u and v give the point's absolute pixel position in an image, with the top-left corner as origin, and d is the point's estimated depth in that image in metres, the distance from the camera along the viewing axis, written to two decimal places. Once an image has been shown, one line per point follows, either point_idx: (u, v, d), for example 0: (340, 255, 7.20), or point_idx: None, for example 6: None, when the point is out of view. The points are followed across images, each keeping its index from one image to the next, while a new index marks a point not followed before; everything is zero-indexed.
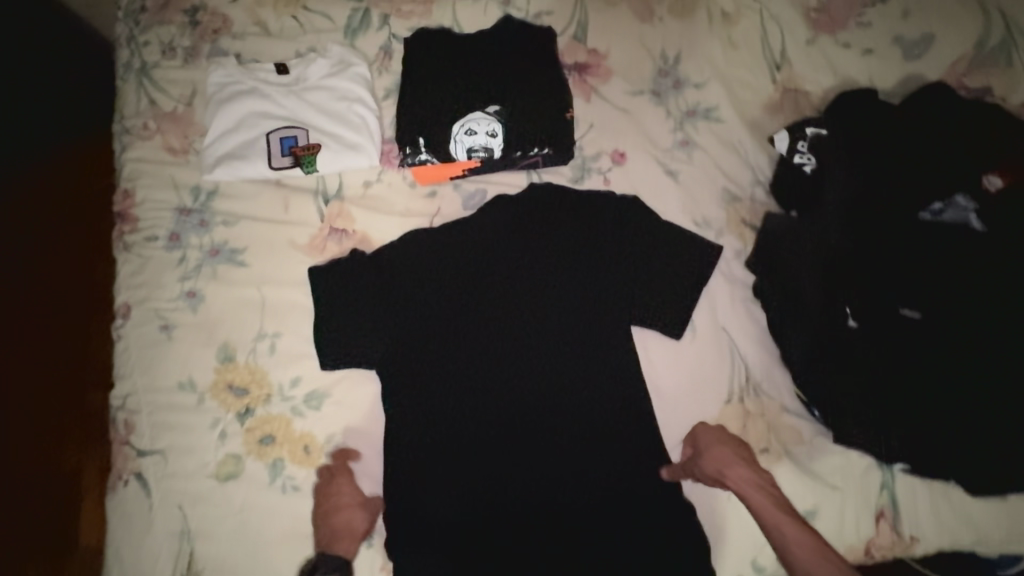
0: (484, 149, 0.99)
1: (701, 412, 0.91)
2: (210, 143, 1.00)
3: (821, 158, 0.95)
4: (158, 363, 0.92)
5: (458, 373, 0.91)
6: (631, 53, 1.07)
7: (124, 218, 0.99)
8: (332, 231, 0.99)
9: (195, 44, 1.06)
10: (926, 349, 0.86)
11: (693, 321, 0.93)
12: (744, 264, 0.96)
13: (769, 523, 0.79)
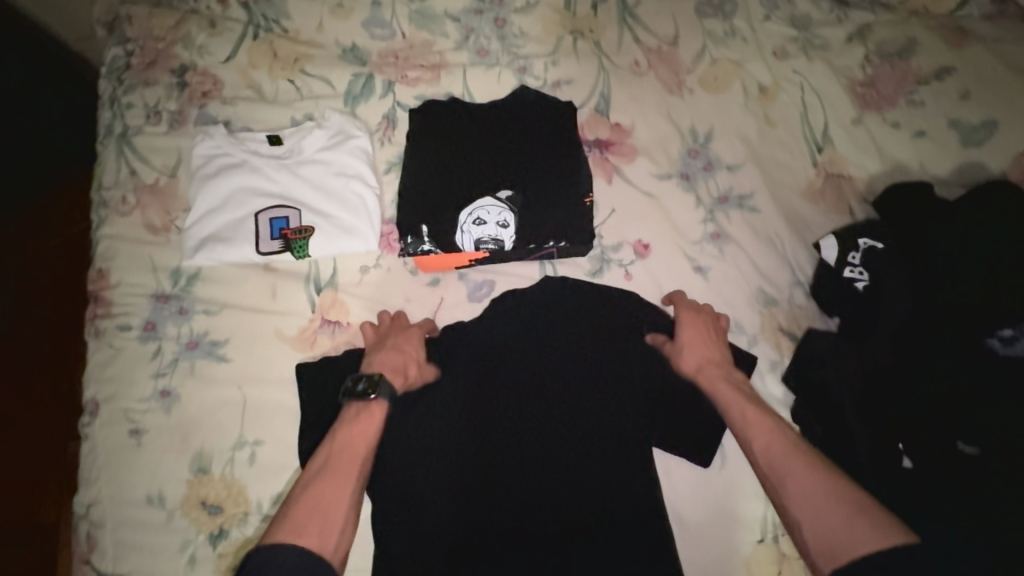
0: (494, 240, 0.89)
1: (730, 552, 0.80)
2: (193, 221, 0.91)
3: (875, 274, 0.84)
4: (126, 471, 0.83)
5: (434, 506, 0.75)
6: (658, 129, 0.98)
7: (95, 301, 0.90)
8: (324, 324, 0.90)
9: (182, 109, 0.97)
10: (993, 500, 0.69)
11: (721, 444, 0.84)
12: (781, 381, 0.86)
13: (772, 472, 0.68)
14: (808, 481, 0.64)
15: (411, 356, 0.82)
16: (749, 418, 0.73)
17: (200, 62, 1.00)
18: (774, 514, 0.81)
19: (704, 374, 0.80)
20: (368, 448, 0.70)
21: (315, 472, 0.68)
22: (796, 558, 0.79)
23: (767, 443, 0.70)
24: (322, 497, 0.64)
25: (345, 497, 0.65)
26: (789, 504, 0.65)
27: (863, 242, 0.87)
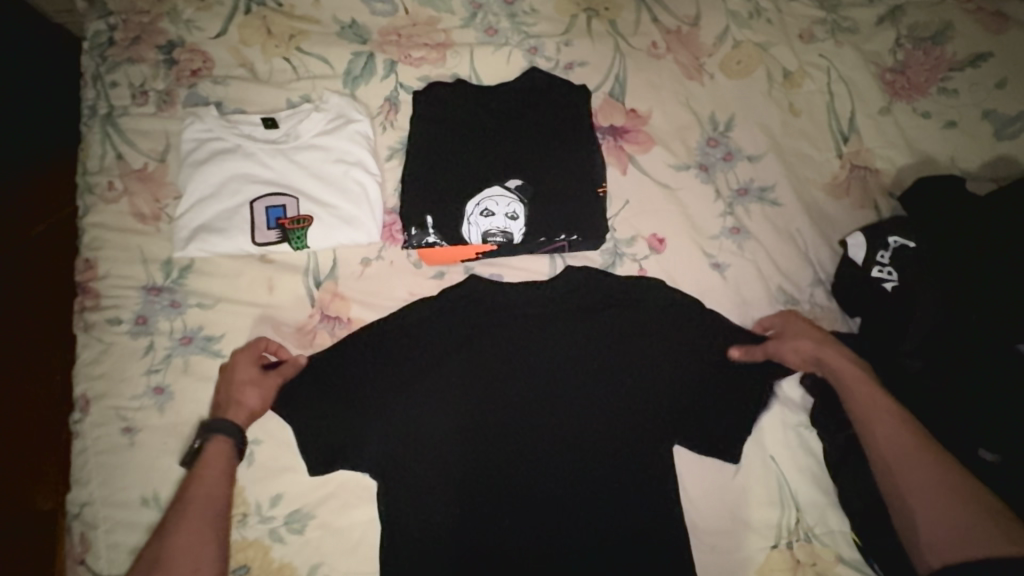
0: (502, 232, 0.85)
1: (744, 557, 0.78)
2: (185, 209, 0.86)
3: (905, 276, 0.80)
4: (120, 471, 0.80)
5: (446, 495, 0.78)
6: (677, 117, 0.93)
7: (83, 293, 0.86)
8: (323, 319, 0.86)
9: (170, 88, 0.91)
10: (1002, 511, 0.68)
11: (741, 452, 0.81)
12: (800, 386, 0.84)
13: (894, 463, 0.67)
14: (935, 478, 0.64)
15: (247, 380, 0.79)
16: (873, 406, 0.71)
17: (188, 38, 0.93)
18: (789, 521, 0.79)
19: (821, 354, 0.77)
20: (217, 486, 0.72)
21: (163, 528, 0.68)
22: (810, 564, 0.77)
23: (894, 436, 0.68)
24: (166, 549, 0.65)
25: (200, 541, 0.67)
26: (912, 502, 0.64)
27: (893, 240, 0.82)
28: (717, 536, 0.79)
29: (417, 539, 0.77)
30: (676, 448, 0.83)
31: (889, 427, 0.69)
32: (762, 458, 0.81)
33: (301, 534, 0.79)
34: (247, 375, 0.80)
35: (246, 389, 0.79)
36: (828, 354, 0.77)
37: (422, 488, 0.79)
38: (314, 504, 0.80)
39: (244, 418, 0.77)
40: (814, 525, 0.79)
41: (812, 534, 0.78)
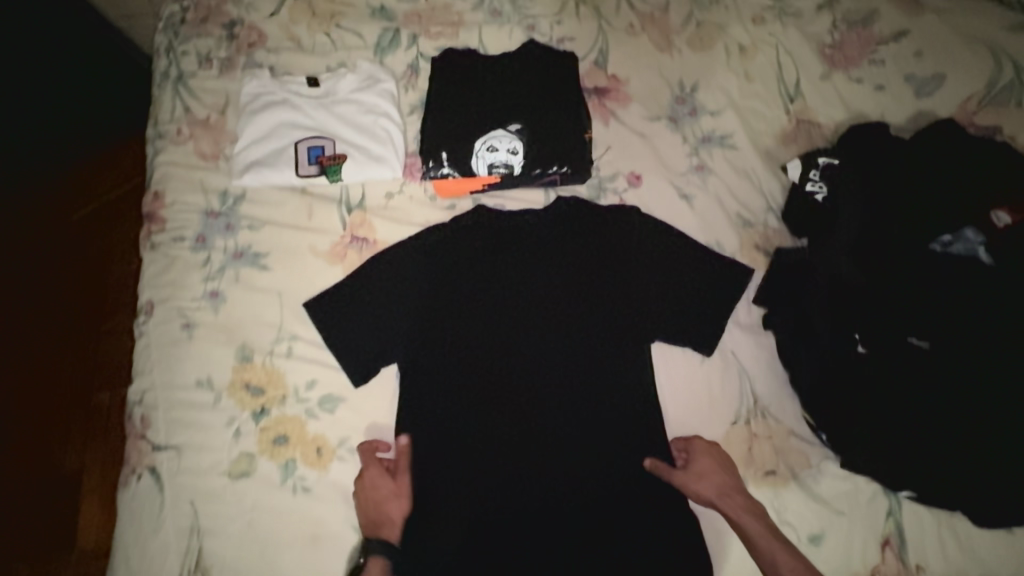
0: (504, 165, 1.02)
1: (708, 433, 0.91)
2: (241, 149, 1.04)
3: (832, 188, 0.97)
4: (178, 360, 0.94)
5: (458, 379, 0.94)
6: (649, 81, 1.11)
7: (152, 219, 1.02)
8: (353, 240, 1.02)
9: (231, 56, 1.11)
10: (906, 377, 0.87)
11: (711, 346, 0.94)
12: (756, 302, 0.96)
13: None
14: None
15: (386, 494, 0.87)
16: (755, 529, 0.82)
17: (247, 18, 1.13)
18: (747, 402, 0.92)
19: (706, 475, 0.86)
20: None
21: None
22: (766, 437, 0.90)
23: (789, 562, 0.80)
24: None
25: None
26: None
27: (822, 160, 1.00)
28: (687, 418, 0.93)
29: (434, 414, 0.93)
30: (654, 344, 0.96)
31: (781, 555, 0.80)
32: (723, 352, 0.94)
33: (332, 413, 0.92)
34: (387, 487, 0.88)
35: (391, 501, 0.87)
36: (710, 475, 0.86)
37: (437, 375, 0.94)
38: (343, 389, 0.94)
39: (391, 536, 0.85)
40: (770, 406, 0.92)
41: (768, 413, 0.91)
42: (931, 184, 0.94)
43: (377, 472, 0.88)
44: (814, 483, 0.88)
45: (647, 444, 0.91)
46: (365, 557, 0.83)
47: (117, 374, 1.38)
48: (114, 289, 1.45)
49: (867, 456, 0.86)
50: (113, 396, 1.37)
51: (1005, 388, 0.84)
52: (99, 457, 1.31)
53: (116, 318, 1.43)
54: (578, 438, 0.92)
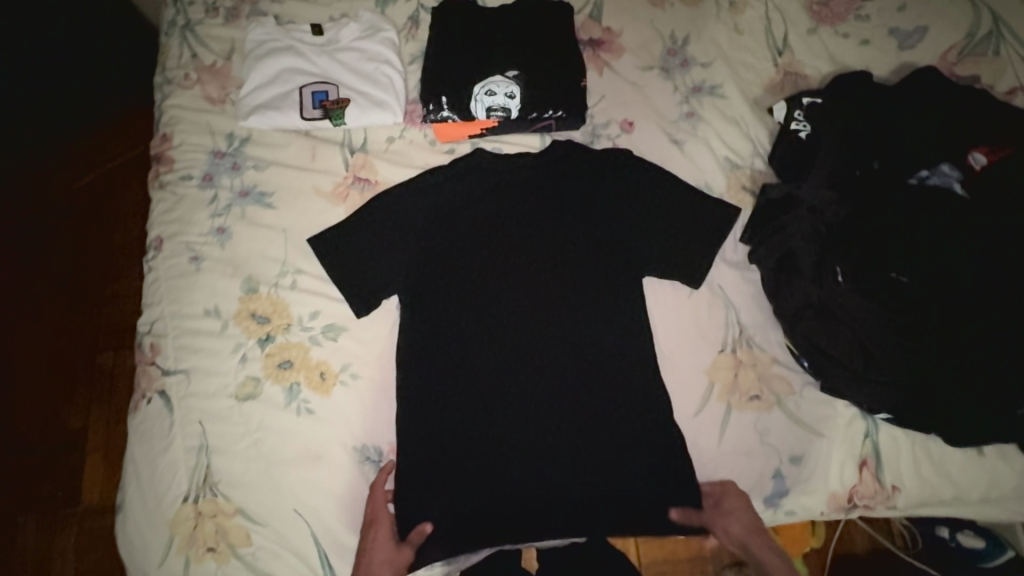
0: (502, 108, 1.05)
1: (695, 362, 0.95)
2: (247, 93, 1.07)
3: (815, 126, 1.01)
4: (187, 291, 0.98)
5: (456, 312, 0.98)
6: (643, 33, 1.15)
7: (160, 160, 1.06)
8: (355, 181, 1.06)
9: (237, 5, 1.14)
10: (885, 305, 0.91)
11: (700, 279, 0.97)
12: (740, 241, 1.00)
13: None
14: None
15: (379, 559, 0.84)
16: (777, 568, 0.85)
17: None
18: (733, 332, 0.95)
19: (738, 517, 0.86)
20: None
21: None
22: (750, 364, 0.93)
23: None
24: None
25: None
26: None
27: (805, 100, 1.02)
28: (675, 347, 0.96)
29: (434, 342, 0.96)
30: (646, 280, 1.00)
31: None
32: (711, 287, 0.98)
33: (335, 341, 0.96)
34: (384, 551, 0.85)
35: (383, 569, 0.84)
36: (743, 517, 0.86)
37: (437, 306, 0.98)
38: (345, 320, 0.98)
39: None
40: (754, 335, 0.95)
41: (753, 342, 0.95)
42: (909, 131, 0.99)
43: (384, 536, 0.87)
44: (795, 407, 0.92)
45: (636, 372, 0.94)
46: None
47: (123, 333, 1.39)
48: (118, 242, 1.47)
49: (847, 379, 0.90)
50: (118, 356, 1.37)
51: (979, 314, 0.88)
52: (101, 415, 1.32)
53: (124, 280, 1.43)
54: (571, 368, 0.95)
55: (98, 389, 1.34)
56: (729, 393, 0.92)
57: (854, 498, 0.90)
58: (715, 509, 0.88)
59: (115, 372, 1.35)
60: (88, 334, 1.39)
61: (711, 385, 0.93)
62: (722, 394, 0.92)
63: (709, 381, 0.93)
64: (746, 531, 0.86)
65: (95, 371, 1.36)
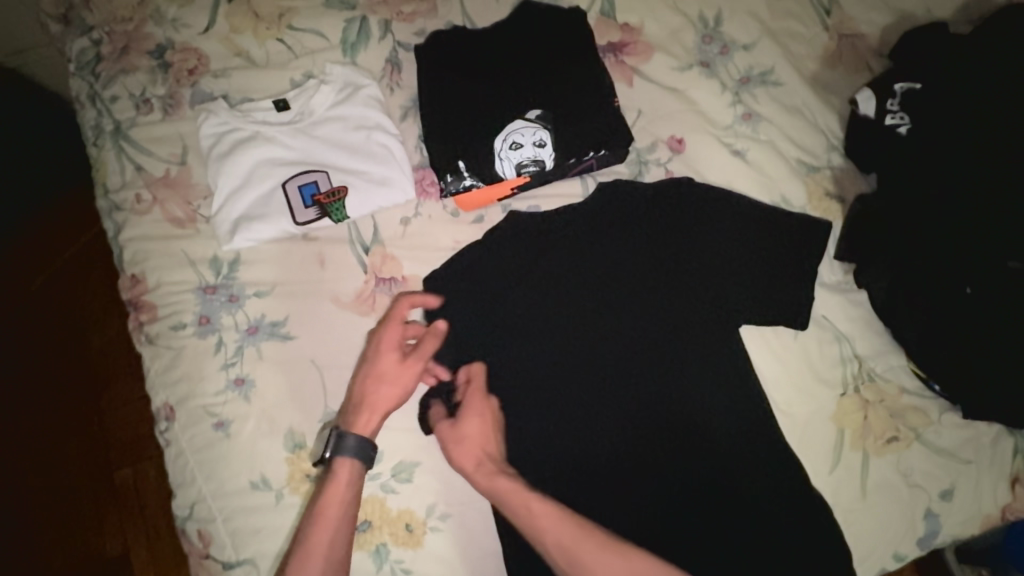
0: (534, 161, 0.88)
1: (818, 411, 0.84)
2: (220, 206, 0.87)
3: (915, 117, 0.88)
4: (223, 464, 0.82)
5: (541, 416, 0.84)
6: (669, 22, 0.96)
7: (139, 308, 0.87)
8: (380, 283, 0.88)
9: (172, 91, 0.91)
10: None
11: (807, 318, 0.85)
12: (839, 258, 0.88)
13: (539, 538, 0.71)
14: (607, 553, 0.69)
15: (398, 368, 0.78)
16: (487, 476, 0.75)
17: (177, 37, 0.92)
18: (852, 368, 0.85)
19: (467, 446, 0.77)
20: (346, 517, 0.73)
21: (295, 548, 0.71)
22: (879, 402, 0.83)
23: (540, 513, 0.72)
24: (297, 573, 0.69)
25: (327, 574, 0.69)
26: None
27: (899, 87, 0.90)
28: (791, 400, 0.84)
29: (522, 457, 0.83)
30: (741, 327, 0.87)
31: (581, 544, 0.70)
32: (816, 319, 0.86)
33: (410, 482, 0.82)
34: (391, 363, 0.78)
35: (390, 382, 0.78)
36: (456, 440, 0.78)
37: (515, 413, 0.84)
38: (415, 453, 0.83)
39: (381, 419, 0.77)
40: (876, 366, 0.85)
41: (876, 375, 0.85)
42: (1014, 87, 0.83)
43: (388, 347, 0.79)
44: (936, 439, 0.83)
45: (757, 438, 0.83)
46: (334, 451, 0.75)
47: (137, 446, 1.15)
48: (95, 338, 1.20)
49: (984, 398, 0.81)
50: (138, 468, 1.15)
51: None
52: (140, 532, 1.12)
53: (117, 387, 1.18)
54: (683, 449, 0.83)
55: (132, 499, 1.13)
56: (864, 440, 0.82)
57: (1006, 514, 0.83)
58: (450, 433, 0.78)
59: (143, 483, 1.14)
60: (97, 444, 1.15)
61: (841, 434, 0.83)
62: (855, 442, 0.82)
63: (838, 431, 0.83)
64: (493, 483, 0.75)
65: (120, 480, 1.14)
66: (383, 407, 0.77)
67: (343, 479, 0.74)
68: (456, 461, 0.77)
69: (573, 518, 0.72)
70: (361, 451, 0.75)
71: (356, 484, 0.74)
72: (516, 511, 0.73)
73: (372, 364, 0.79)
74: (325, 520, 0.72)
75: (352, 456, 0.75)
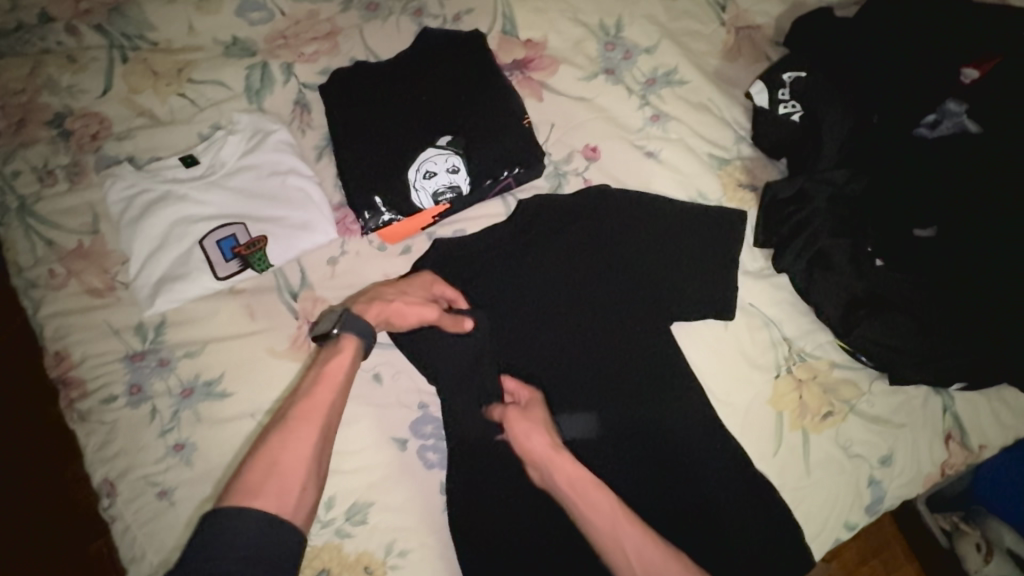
0: (450, 188, 0.89)
1: (755, 397, 0.86)
2: (138, 271, 0.86)
3: (808, 104, 0.90)
4: (171, 535, 0.78)
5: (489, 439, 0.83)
6: (570, 34, 0.98)
7: (66, 385, 0.84)
8: (313, 326, 0.87)
9: (76, 159, 0.89)
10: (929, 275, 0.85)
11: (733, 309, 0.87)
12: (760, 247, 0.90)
13: (607, 533, 0.71)
14: (669, 560, 0.70)
15: (413, 301, 0.82)
16: (566, 472, 0.75)
17: (75, 104, 0.91)
18: (783, 350, 0.87)
19: (543, 444, 0.77)
20: (338, 396, 0.71)
21: (279, 424, 0.67)
22: (811, 379, 0.86)
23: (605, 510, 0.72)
24: (280, 451, 0.64)
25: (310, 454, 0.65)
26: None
27: (788, 77, 0.92)
28: (729, 391, 0.86)
29: (475, 485, 0.82)
30: (673, 326, 0.89)
31: (626, 532, 0.71)
32: (743, 307, 0.89)
33: (366, 523, 0.80)
34: (416, 295, 0.83)
35: (405, 307, 0.81)
36: (536, 434, 0.78)
37: (462, 442, 0.83)
38: (368, 493, 0.81)
39: (379, 322, 0.80)
40: (805, 345, 0.88)
41: (805, 354, 0.87)
42: (888, 66, 0.89)
43: (418, 290, 0.83)
44: (869, 408, 0.86)
45: (703, 432, 0.83)
46: (341, 330, 0.75)
47: (87, 526, 1.04)
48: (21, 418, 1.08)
49: (910, 365, 0.83)
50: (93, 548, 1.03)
51: None
52: None
53: (54, 466, 1.06)
54: (633, 454, 0.83)
55: None
56: (803, 420, 0.85)
57: (945, 470, 0.87)
58: (519, 423, 0.79)
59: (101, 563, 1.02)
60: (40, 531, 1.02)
61: (780, 417, 0.85)
62: (794, 421, 0.85)
63: (777, 414, 0.85)
64: (559, 466, 0.75)
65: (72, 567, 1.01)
66: (392, 311, 0.80)
67: (343, 358, 0.74)
68: (523, 445, 0.78)
69: (627, 511, 0.73)
70: (366, 335, 0.76)
71: (355, 365, 0.75)
72: (576, 495, 0.74)
73: (403, 285, 0.83)
74: (319, 395, 0.70)
75: (359, 338, 0.75)
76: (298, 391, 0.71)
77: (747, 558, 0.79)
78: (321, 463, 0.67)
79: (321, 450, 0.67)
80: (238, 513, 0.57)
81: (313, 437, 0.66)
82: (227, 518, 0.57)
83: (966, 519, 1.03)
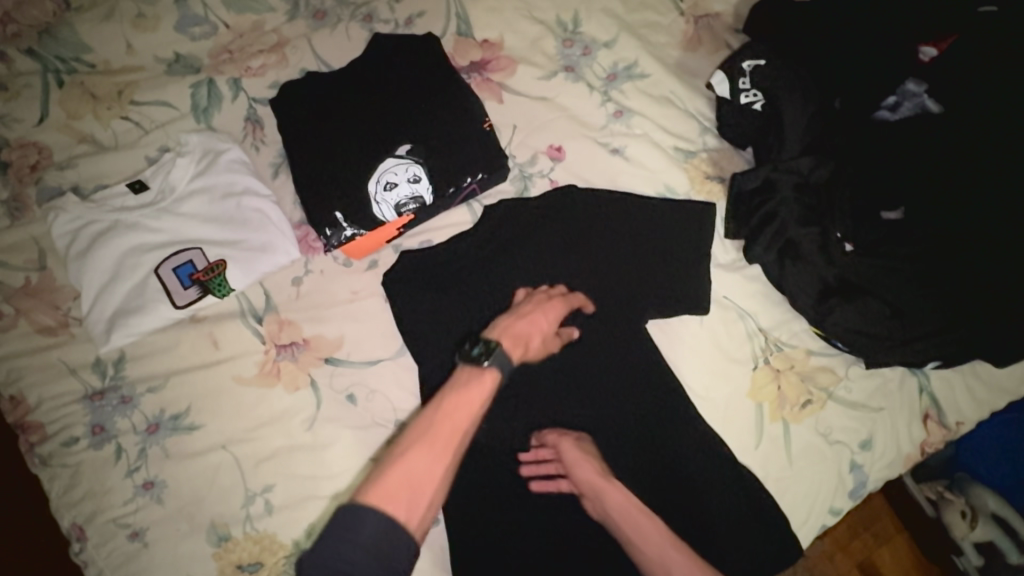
0: (413, 199, 0.86)
1: (735, 390, 0.85)
2: (91, 305, 0.82)
3: (769, 92, 0.90)
4: None
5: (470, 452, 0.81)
6: (527, 32, 0.96)
7: (25, 430, 0.80)
8: (281, 350, 0.83)
9: (17, 193, 0.85)
10: (901, 253, 0.84)
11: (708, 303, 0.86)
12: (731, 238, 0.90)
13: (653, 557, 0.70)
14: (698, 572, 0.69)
15: (544, 331, 0.77)
16: (614, 500, 0.73)
17: (10, 134, 0.86)
18: (759, 341, 0.87)
19: (595, 474, 0.75)
20: (474, 423, 0.65)
21: (415, 437, 0.62)
22: (789, 368, 0.86)
23: (647, 535, 0.71)
24: (413, 465, 0.60)
25: (439, 477, 0.60)
26: None
27: (747, 65, 0.92)
28: (710, 387, 0.85)
29: (459, 502, 0.79)
30: (650, 323, 0.87)
31: (676, 561, 0.69)
32: (717, 301, 0.88)
33: None
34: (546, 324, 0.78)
35: (538, 339, 0.77)
36: (588, 462, 0.76)
37: None
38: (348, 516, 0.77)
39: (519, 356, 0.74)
40: (780, 335, 0.88)
41: (782, 344, 0.87)
42: (843, 50, 0.90)
43: (545, 314, 0.79)
44: (847, 394, 0.86)
45: (685, 429, 0.83)
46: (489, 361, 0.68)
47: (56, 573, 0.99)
48: None
49: (884, 349, 0.83)
50: None
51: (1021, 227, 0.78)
52: None
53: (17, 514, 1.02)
54: (617, 457, 0.82)
55: None
56: (783, 410, 0.85)
57: (924, 449, 0.88)
58: (577, 456, 0.77)
59: None
60: None
61: (761, 409, 0.85)
62: (774, 412, 0.84)
63: (758, 406, 0.85)
64: (610, 495, 0.74)
65: None
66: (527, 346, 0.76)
67: (484, 386, 0.67)
68: (571, 470, 0.77)
69: (672, 538, 0.71)
70: (506, 370, 0.70)
71: (491, 397, 0.68)
72: (624, 523, 0.72)
73: (528, 309, 0.78)
74: (459, 415, 0.64)
75: (501, 371, 0.70)
76: (435, 404, 0.66)
77: (734, 551, 0.79)
78: (448, 489, 0.62)
79: (451, 473, 0.62)
80: (369, 516, 0.55)
81: (447, 461, 0.61)
82: (357, 517, 0.55)
83: (950, 488, 1.03)
